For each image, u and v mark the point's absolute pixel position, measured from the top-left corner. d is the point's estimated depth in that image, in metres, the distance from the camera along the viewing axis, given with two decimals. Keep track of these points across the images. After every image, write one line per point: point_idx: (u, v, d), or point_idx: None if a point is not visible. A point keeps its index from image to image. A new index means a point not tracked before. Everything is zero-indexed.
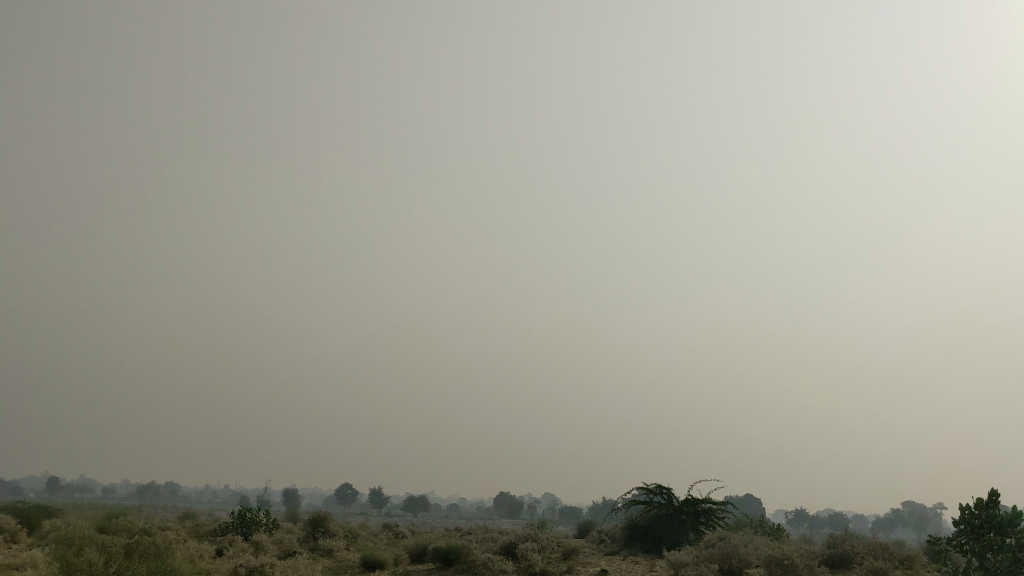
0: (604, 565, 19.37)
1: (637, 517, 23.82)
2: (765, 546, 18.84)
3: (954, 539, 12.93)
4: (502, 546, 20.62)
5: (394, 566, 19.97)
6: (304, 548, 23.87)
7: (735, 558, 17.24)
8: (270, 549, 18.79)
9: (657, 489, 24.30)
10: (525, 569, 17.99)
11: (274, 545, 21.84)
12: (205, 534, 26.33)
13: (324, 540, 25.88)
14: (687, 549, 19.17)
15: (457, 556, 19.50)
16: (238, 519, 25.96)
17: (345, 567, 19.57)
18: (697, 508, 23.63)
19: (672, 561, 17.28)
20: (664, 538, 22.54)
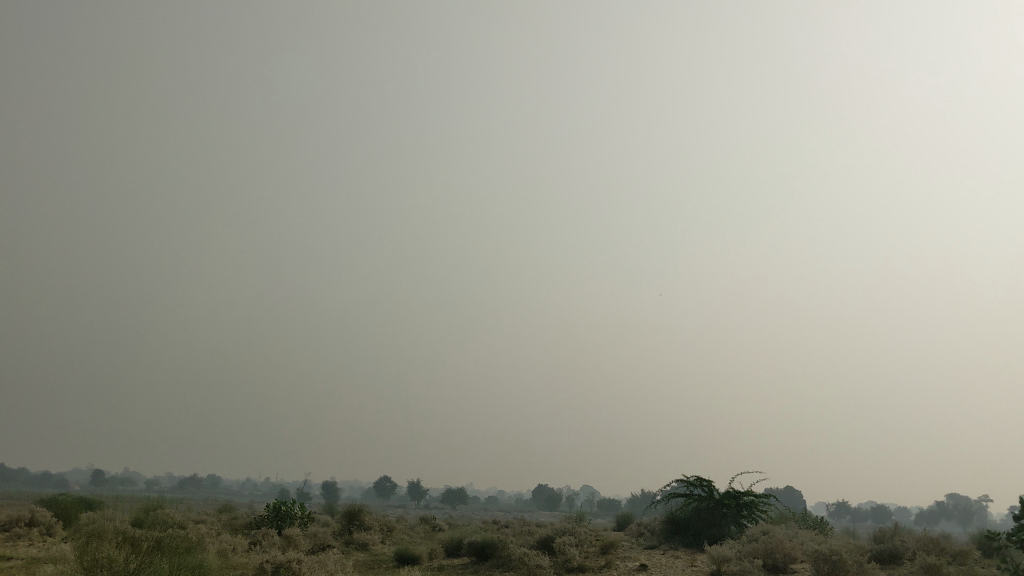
0: (644, 560, 18.81)
1: (677, 510, 23.27)
2: (811, 541, 18.20)
3: (1015, 534, 12.26)
4: (539, 540, 20.18)
5: (429, 560, 19.58)
6: (337, 541, 23.62)
7: (780, 553, 16.61)
8: (303, 544, 18.48)
9: (697, 482, 23.71)
10: (563, 564, 17.50)
11: (308, 538, 21.57)
12: (238, 528, 26.18)
13: (358, 533, 25.63)
14: (729, 543, 18.55)
15: (493, 550, 19.07)
16: (272, 513, 25.79)
17: (379, 561, 19.22)
18: (738, 501, 23.04)
19: (714, 556, 16.68)
20: (705, 532, 21.98)
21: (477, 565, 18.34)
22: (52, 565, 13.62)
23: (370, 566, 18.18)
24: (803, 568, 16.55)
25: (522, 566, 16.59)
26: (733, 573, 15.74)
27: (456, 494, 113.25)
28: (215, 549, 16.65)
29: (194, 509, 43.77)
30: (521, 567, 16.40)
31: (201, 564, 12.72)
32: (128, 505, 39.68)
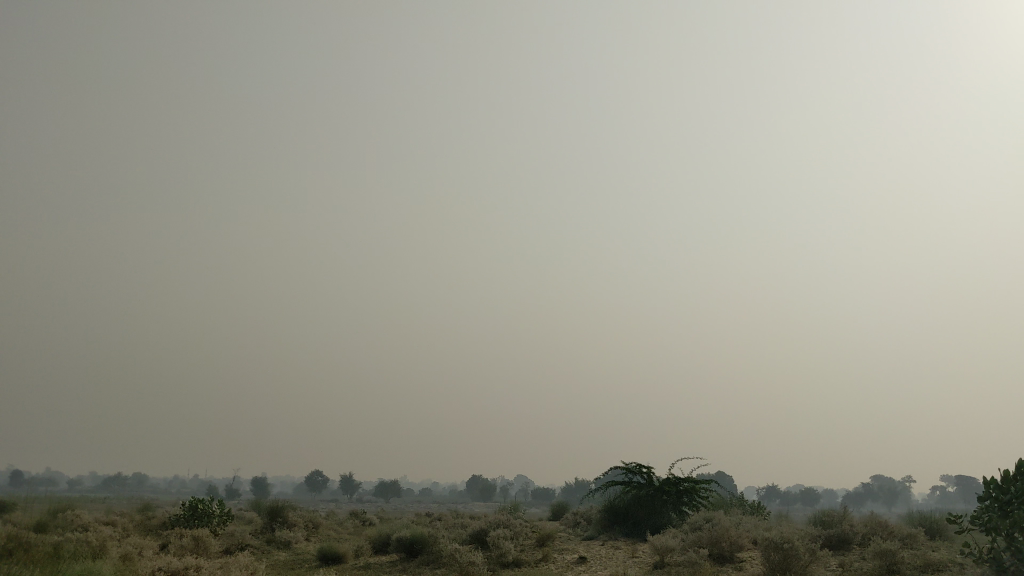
0: (584, 551, 17.82)
1: (615, 498, 22.33)
2: (757, 528, 17.37)
3: (978, 515, 11.52)
4: (472, 532, 19.05)
5: (354, 559, 18.30)
6: (258, 541, 22.19)
7: (726, 542, 15.65)
8: (215, 546, 17.01)
9: (636, 469, 22.88)
10: (498, 559, 16.37)
11: (224, 540, 20.10)
12: (151, 529, 24.51)
13: (282, 531, 24.24)
14: (672, 533, 17.59)
15: (424, 546, 17.85)
16: (189, 511, 24.24)
17: (300, 561, 17.83)
18: (678, 487, 22.25)
19: (657, 546, 15.67)
20: (644, 520, 21.02)
21: (406, 562, 17.10)
22: None
23: (290, 566, 16.82)
24: (751, 556, 15.67)
25: (453, 561, 15.40)
26: (678, 565, 14.76)
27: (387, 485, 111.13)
28: (114, 555, 15.08)
29: (112, 510, 41.53)
30: (452, 563, 15.22)
31: None
32: (41, 508, 37.49)
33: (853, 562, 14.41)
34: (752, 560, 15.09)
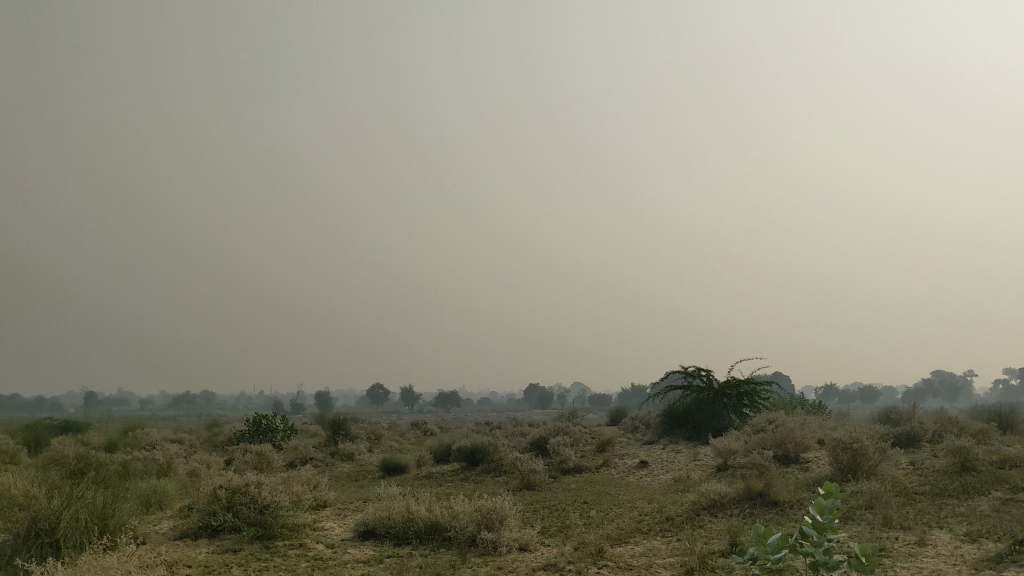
0: (645, 456, 17.65)
1: (675, 403, 22.04)
2: (822, 428, 17.00)
3: None
4: (531, 440, 18.99)
5: (416, 469, 18.37)
6: (321, 454, 22.43)
7: (791, 443, 15.30)
8: (279, 461, 17.14)
9: (695, 373, 22.62)
10: (558, 466, 16.27)
11: (288, 455, 20.31)
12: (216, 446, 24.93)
13: (344, 443, 24.50)
14: (735, 435, 17.29)
15: (484, 455, 17.81)
16: (253, 427, 24.61)
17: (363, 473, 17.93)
18: (739, 390, 21.94)
19: (720, 449, 15.40)
20: (706, 423, 20.70)
21: (467, 471, 17.08)
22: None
23: (353, 477, 16.90)
24: (817, 456, 15.32)
25: (513, 470, 15.30)
26: (743, 468, 14.49)
27: (447, 395, 112.47)
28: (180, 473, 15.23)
29: (179, 428, 42.47)
30: (514, 472, 15.13)
31: (163, 502, 11.53)
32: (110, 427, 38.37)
33: (925, 460, 14.00)
34: (819, 461, 14.75)
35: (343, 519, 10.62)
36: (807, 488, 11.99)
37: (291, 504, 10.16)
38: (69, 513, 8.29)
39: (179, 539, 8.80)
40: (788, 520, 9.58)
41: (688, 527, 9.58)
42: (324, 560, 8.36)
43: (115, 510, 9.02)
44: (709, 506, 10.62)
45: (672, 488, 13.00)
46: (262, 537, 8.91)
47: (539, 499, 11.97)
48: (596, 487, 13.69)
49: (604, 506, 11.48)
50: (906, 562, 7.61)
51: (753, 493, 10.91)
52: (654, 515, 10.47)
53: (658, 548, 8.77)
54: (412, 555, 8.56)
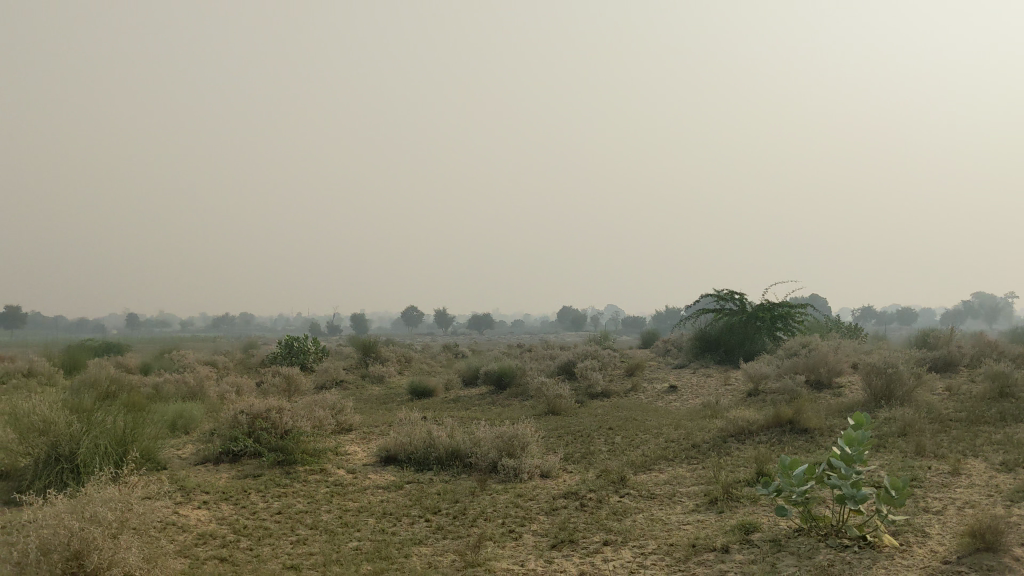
0: (674, 380, 17.48)
1: (706, 327, 21.77)
2: (856, 353, 16.68)
3: None
4: (559, 364, 18.89)
5: (444, 393, 18.38)
6: (352, 377, 22.55)
7: (823, 368, 15.01)
8: (307, 384, 17.19)
9: (728, 296, 22.36)
10: (586, 390, 16.16)
11: (318, 377, 20.39)
12: (249, 368, 25.15)
13: (375, 366, 24.59)
14: (766, 359, 17.03)
15: (512, 379, 17.74)
16: (285, 349, 24.79)
17: (392, 396, 17.98)
18: (772, 313, 21.61)
19: (750, 374, 15.16)
20: (737, 347, 20.42)
21: (495, 395, 17.03)
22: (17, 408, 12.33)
23: (381, 400, 16.92)
24: (850, 381, 15.04)
25: (540, 395, 15.19)
26: (774, 393, 14.28)
27: (481, 318, 112.94)
28: (209, 396, 15.32)
29: (215, 350, 43.00)
30: (540, 397, 15.03)
31: (189, 426, 11.57)
32: (147, 350, 38.90)
33: (961, 385, 13.67)
34: (852, 386, 14.48)
35: (366, 444, 10.56)
36: (838, 415, 11.74)
37: (313, 429, 10.10)
38: (88, 438, 8.26)
39: (201, 464, 8.79)
40: (818, 449, 9.36)
41: (714, 454, 9.40)
42: (343, 486, 8.28)
43: (136, 434, 8.99)
44: (737, 433, 10.42)
45: (699, 413, 12.81)
46: (282, 463, 8.85)
47: (564, 424, 11.85)
48: (623, 412, 13.55)
49: (629, 432, 11.33)
50: (938, 493, 7.37)
51: (782, 420, 10.69)
52: (679, 442, 10.29)
53: (683, 476, 8.61)
54: (432, 481, 8.46)
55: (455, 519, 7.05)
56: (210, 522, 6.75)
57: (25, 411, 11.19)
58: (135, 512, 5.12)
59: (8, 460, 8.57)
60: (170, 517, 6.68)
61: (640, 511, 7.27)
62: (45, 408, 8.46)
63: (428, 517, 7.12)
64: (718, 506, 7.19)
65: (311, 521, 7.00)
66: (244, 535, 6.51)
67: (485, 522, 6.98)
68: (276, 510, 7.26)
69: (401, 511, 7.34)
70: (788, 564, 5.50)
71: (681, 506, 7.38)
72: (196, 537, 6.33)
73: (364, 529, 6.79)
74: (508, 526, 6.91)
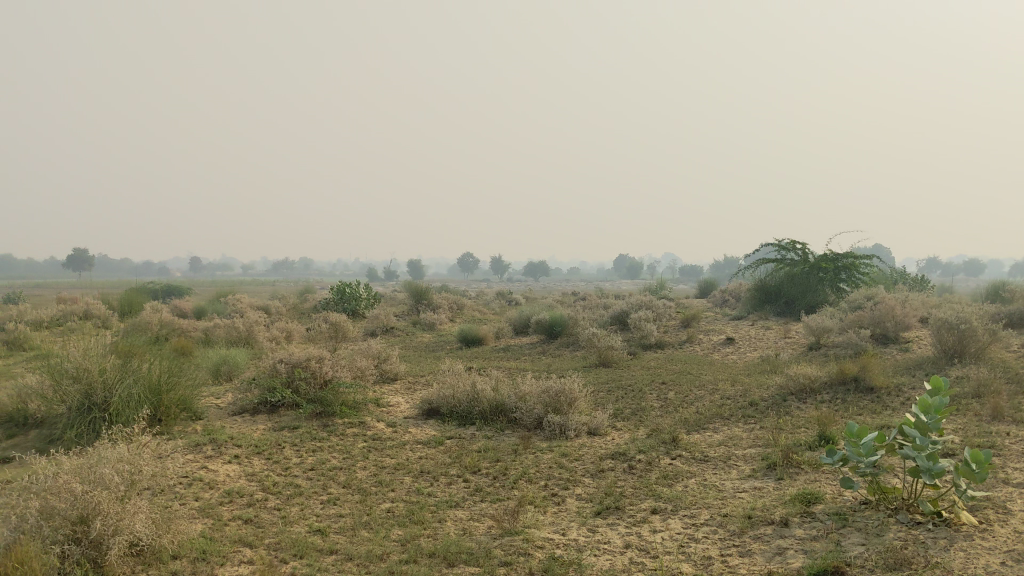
0: (732, 333, 16.87)
1: (767, 277, 21.02)
2: (926, 307, 15.85)
3: None
4: (613, 314, 18.39)
5: (495, 341, 18.03)
6: (403, 323, 22.31)
7: (890, 322, 14.27)
8: (356, 332, 16.96)
9: (790, 246, 21.58)
10: (640, 342, 15.66)
11: (369, 324, 20.20)
12: (302, 314, 25.08)
13: (426, 313, 24.33)
14: (830, 311, 16.29)
15: (563, 329, 17.30)
16: (337, 295, 24.65)
17: (441, 344, 17.66)
18: (836, 265, 20.77)
19: (812, 327, 14.48)
20: (799, 298, 19.67)
21: (545, 345, 16.61)
22: (63, 353, 12.23)
23: (430, 348, 16.64)
24: (919, 336, 14.27)
25: (591, 346, 14.74)
26: (837, 348, 13.62)
27: (536, 265, 112.43)
28: (256, 343, 15.16)
29: (273, 294, 43.28)
30: (592, 349, 14.57)
31: (232, 373, 11.34)
32: (206, 293, 39.41)
33: None
34: (921, 342, 13.73)
35: (410, 395, 10.23)
36: (906, 372, 11.10)
37: (354, 379, 9.77)
38: (122, 387, 8.03)
39: (237, 415, 8.53)
40: (885, 411, 8.76)
41: (774, 414, 8.87)
42: (381, 440, 7.95)
43: (172, 383, 8.76)
44: (798, 391, 9.84)
45: (758, 368, 12.24)
46: (320, 415, 8.55)
47: (616, 378, 11.38)
48: (678, 366, 13.04)
49: (683, 387, 10.82)
50: (1019, 463, 6.77)
51: (846, 377, 10.08)
52: (736, 400, 9.77)
53: (739, 437, 8.11)
54: (474, 437, 8.08)
55: (495, 481, 6.66)
56: (239, 478, 6.46)
57: (69, 354, 11.08)
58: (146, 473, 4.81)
59: (43, 408, 8.40)
60: (198, 473, 6.41)
61: (692, 475, 6.80)
62: (80, 356, 8.25)
63: (466, 477, 6.75)
64: (776, 472, 6.69)
65: (346, 478, 6.68)
66: (272, 493, 6.21)
67: (527, 484, 6.58)
68: (309, 467, 6.94)
69: (439, 469, 6.97)
70: (854, 543, 4.99)
71: (738, 471, 6.89)
72: (221, 495, 6.03)
73: (399, 489, 6.44)
74: (550, 489, 6.50)
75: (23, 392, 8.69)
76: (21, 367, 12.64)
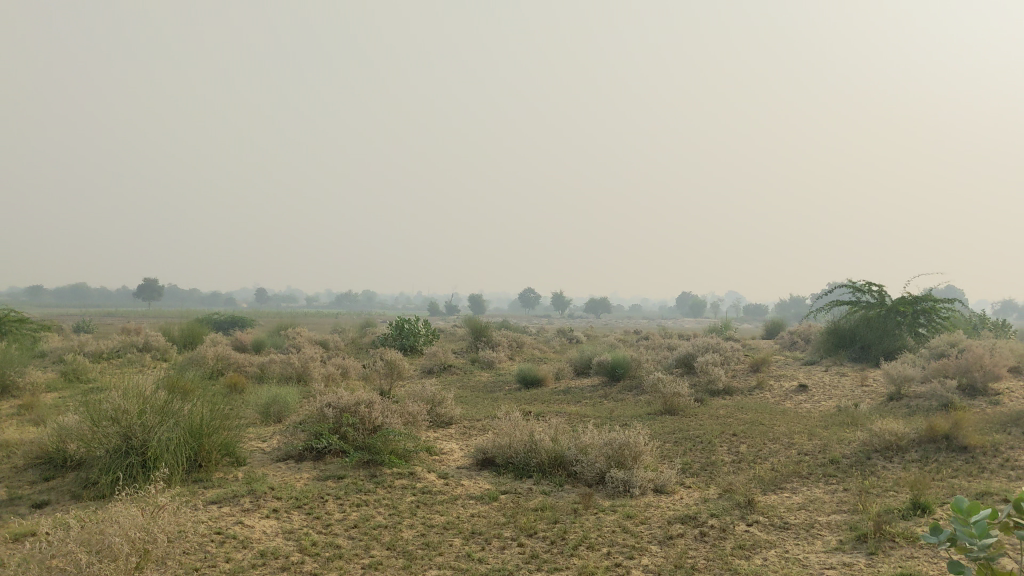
0: (804, 379, 16.03)
1: (840, 320, 20.11)
2: (1015, 356, 14.83)
3: None
4: (678, 356, 17.67)
5: (555, 383, 17.41)
6: (461, 361, 21.85)
7: (977, 371, 13.32)
8: (412, 371, 16.52)
9: (865, 288, 20.67)
10: (706, 388, 14.93)
11: (425, 362, 19.76)
12: (359, 349, 24.79)
13: (485, 351, 23.84)
14: (910, 359, 15.37)
15: (626, 371, 16.63)
16: (395, 331, 24.31)
17: (499, 384, 17.13)
18: (914, 308, 19.79)
19: (892, 375, 13.62)
20: (875, 343, 18.72)
21: (607, 388, 15.97)
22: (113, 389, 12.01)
23: (488, 389, 16.10)
24: (1010, 388, 13.28)
25: (655, 392, 14.05)
26: (920, 399, 12.74)
27: (597, 303, 111.33)
28: (310, 381, 14.80)
29: (333, 328, 43.23)
30: (656, 394, 13.89)
31: (281, 414, 10.97)
32: (267, 326, 39.52)
33: None
34: (1013, 394, 12.76)
35: (465, 442, 9.70)
36: (1000, 428, 10.24)
37: (405, 425, 9.27)
38: (161, 430, 7.66)
39: (282, 461, 8.09)
40: (985, 476, 7.95)
41: (858, 474, 8.13)
42: (430, 494, 7.42)
43: (215, 427, 8.37)
44: (883, 449, 9.08)
45: (836, 420, 11.45)
46: (368, 463, 8.07)
47: (683, 428, 10.70)
48: (748, 414, 12.30)
49: (756, 439, 10.10)
50: None
51: (936, 435, 9.26)
52: (815, 457, 9.02)
53: (821, 500, 7.39)
54: (531, 493, 7.51)
55: (552, 546, 6.07)
56: (276, 536, 5.99)
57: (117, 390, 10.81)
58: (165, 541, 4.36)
59: (82, 449, 8.07)
60: (233, 530, 5.95)
61: (772, 547, 6.12)
62: (119, 398, 7.88)
63: (522, 541, 6.16)
64: (868, 546, 5.99)
65: (390, 539, 6.15)
66: (309, 555, 5.70)
67: (588, 552, 5.98)
68: (352, 524, 6.43)
69: (492, 531, 6.41)
70: None
71: (822, 542, 6.19)
72: (253, 556, 5.55)
73: (447, 554, 5.89)
74: (614, 558, 5.88)
75: (63, 432, 8.37)
76: (72, 402, 12.41)
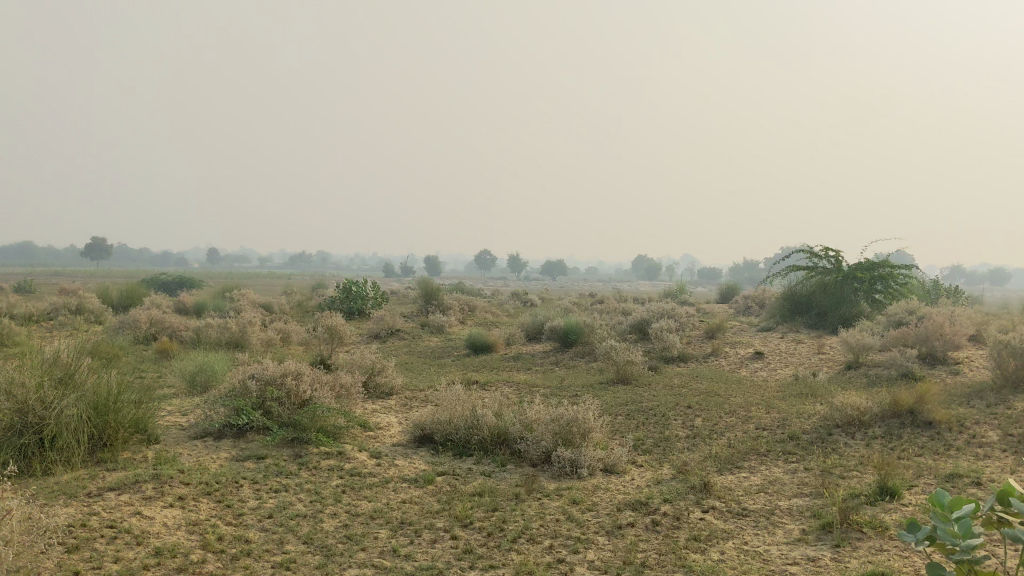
0: (760, 346, 15.60)
1: (796, 285, 19.74)
2: (974, 324, 14.51)
3: None
4: (632, 323, 17.15)
5: (505, 349, 16.80)
6: (410, 326, 21.15)
7: (937, 340, 12.95)
8: (356, 337, 15.80)
9: (822, 254, 20.30)
10: (661, 355, 14.42)
11: (373, 326, 19.03)
12: (306, 313, 23.95)
13: (434, 315, 23.14)
14: (867, 327, 15.02)
15: (578, 337, 16.08)
16: (342, 294, 23.51)
17: (447, 351, 16.48)
18: (871, 274, 19.47)
19: (851, 344, 13.22)
20: (832, 309, 18.36)
21: (558, 355, 15.40)
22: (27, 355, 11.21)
23: (434, 356, 15.46)
24: (969, 357, 12.95)
25: (608, 359, 13.51)
26: (879, 368, 12.35)
27: (553, 265, 110.89)
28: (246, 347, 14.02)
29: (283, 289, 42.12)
30: (609, 362, 13.34)
31: (209, 383, 10.26)
32: (213, 287, 38.32)
33: None
34: (973, 364, 12.42)
35: (404, 416, 9.05)
36: (963, 401, 9.84)
37: (337, 399, 8.60)
38: (61, 406, 6.91)
39: (197, 439, 7.40)
40: (953, 454, 7.50)
41: (819, 453, 7.64)
42: (360, 476, 6.78)
43: (126, 401, 7.63)
44: (845, 425, 8.62)
45: (794, 391, 11.00)
46: (294, 442, 7.41)
47: (636, 400, 10.16)
48: (704, 384, 11.82)
49: (712, 412, 9.59)
50: None
51: (901, 409, 8.81)
52: (774, 432, 8.52)
53: (781, 482, 6.89)
54: (470, 474, 6.90)
55: (489, 539, 5.47)
56: (177, 530, 5.30)
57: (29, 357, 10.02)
58: (11, 555, 3.56)
59: None
60: (126, 523, 5.26)
61: (729, 538, 5.58)
62: (15, 370, 7.06)
63: (455, 533, 5.55)
64: (833, 537, 5.47)
65: (308, 531, 5.50)
66: (213, 552, 5.03)
67: (529, 545, 5.38)
68: (267, 513, 5.77)
69: (423, 521, 5.79)
70: None
71: (784, 533, 5.66)
72: (147, 555, 4.86)
73: (370, 549, 5.26)
74: (556, 553, 5.29)
75: None
76: None
